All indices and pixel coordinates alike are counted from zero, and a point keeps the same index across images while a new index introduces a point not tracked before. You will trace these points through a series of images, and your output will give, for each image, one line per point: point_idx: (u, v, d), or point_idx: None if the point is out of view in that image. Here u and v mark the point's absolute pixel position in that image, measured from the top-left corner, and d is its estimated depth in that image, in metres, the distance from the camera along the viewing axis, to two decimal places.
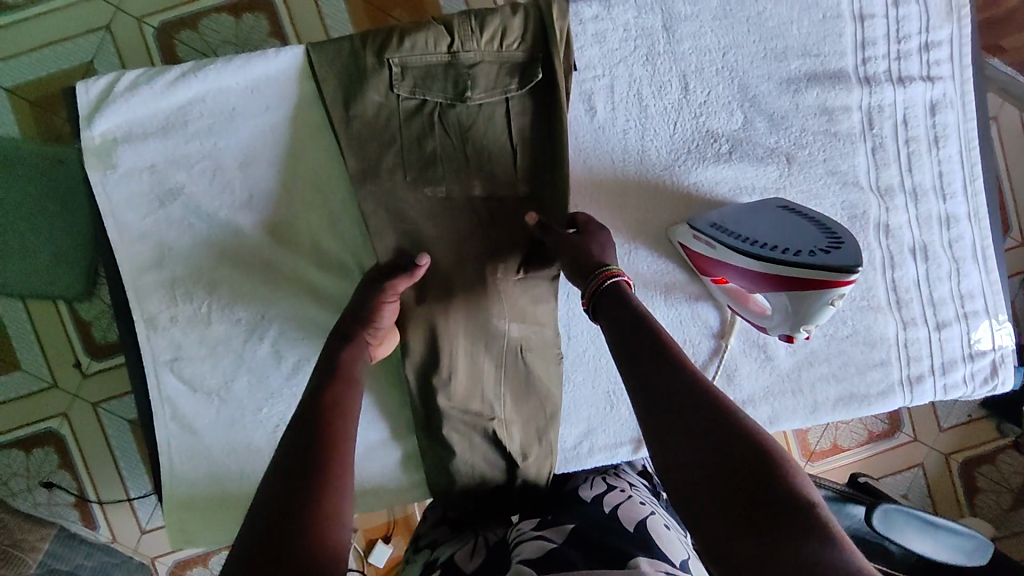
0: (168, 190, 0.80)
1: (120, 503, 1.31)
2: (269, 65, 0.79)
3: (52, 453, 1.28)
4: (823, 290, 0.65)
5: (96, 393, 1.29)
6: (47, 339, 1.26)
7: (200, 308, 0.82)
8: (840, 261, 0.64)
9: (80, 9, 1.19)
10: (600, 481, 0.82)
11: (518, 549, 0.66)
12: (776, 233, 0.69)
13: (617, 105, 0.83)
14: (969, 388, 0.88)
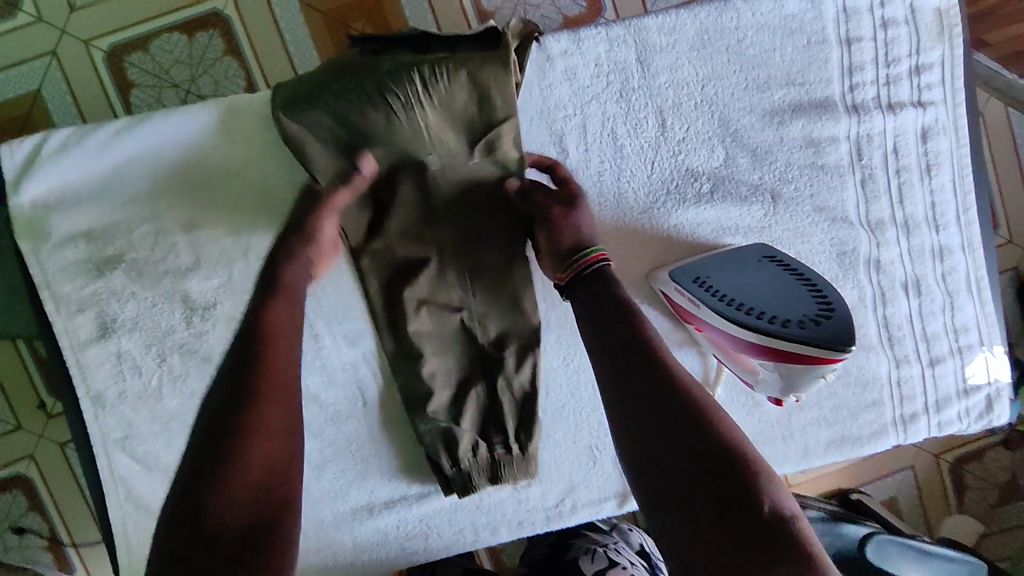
0: (108, 258, 0.74)
1: (96, 545, 1.25)
2: (209, 120, 0.72)
3: (20, 496, 1.22)
4: (814, 365, 0.64)
5: (63, 432, 1.22)
6: (8, 382, 1.20)
7: (149, 381, 0.76)
8: (829, 339, 0.63)
9: (17, 33, 1.10)
10: (602, 555, 0.82)
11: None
12: (762, 293, 0.68)
13: (590, 146, 0.78)
14: (964, 424, 0.85)
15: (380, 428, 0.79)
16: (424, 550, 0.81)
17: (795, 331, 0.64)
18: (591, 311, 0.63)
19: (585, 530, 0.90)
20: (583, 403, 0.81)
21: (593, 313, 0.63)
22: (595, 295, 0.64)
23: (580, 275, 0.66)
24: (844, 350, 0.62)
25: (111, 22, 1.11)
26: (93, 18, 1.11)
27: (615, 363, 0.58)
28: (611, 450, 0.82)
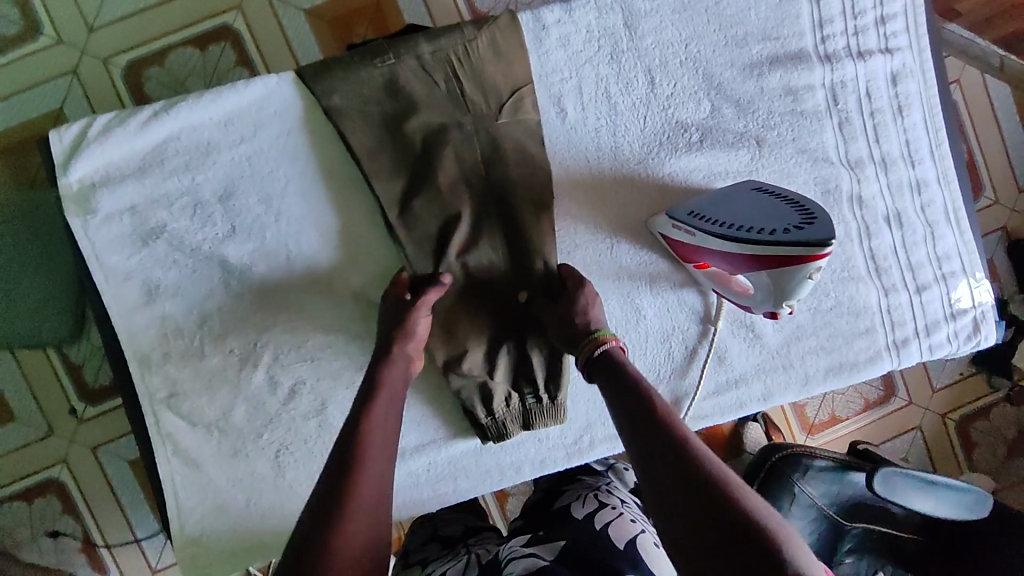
0: (151, 229, 0.80)
1: (129, 544, 1.30)
2: (239, 98, 0.80)
3: (54, 500, 1.27)
4: (800, 265, 0.64)
5: (94, 436, 1.28)
6: (40, 388, 1.26)
7: (192, 343, 0.82)
8: (807, 237, 0.63)
9: (43, 56, 1.19)
10: (592, 499, 0.87)
11: (510, 566, 0.76)
12: (751, 211, 0.70)
13: (587, 105, 0.85)
14: (954, 346, 0.90)
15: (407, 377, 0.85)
16: (453, 492, 0.87)
17: (776, 235, 0.65)
18: (608, 390, 0.69)
19: (581, 474, 0.96)
20: None
21: (608, 390, 0.68)
22: (609, 370, 0.71)
23: (590, 356, 0.73)
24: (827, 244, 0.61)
25: (129, 40, 1.20)
26: (112, 38, 1.19)
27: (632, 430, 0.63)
28: None
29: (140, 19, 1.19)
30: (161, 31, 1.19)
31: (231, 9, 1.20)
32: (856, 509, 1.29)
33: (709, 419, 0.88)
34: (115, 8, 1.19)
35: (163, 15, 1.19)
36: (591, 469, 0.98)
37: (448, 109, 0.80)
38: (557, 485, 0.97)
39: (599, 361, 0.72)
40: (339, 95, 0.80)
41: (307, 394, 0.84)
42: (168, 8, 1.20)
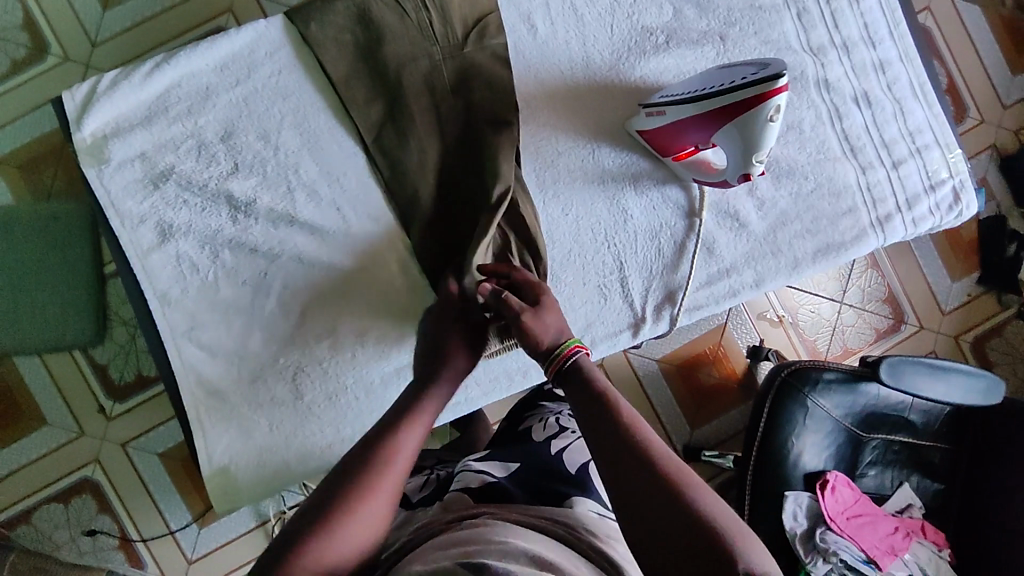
0: (161, 172, 0.86)
1: (163, 537, 1.32)
2: (232, 43, 0.86)
3: (89, 500, 1.31)
4: (759, 106, 0.68)
5: (123, 433, 1.32)
6: (68, 388, 1.31)
7: (207, 278, 0.87)
8: (762, 74, 0.67)
9: (52, 74, 1.29)
10: (553, 422, 0.91)
11: (460, 478, 0.80)
12: (722, 74, 0.73)
13: (555, 20, 0.90)
14: (938, 218, 0.93)
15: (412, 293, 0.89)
16: (466, 400, 0.89)
17: (735, 83, 0.69)
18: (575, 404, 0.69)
19: (544, 400, 0.99)
20: (586, 247, 0.90)
21: (578, 403, 0.69)
22: (577, 383, 0.70)
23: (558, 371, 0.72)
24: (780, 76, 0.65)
25: (132, 50, 1.31)
26: (114, 51, 1.31)
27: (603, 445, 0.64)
28: (618, 285, 0.90)
29: (141, 29, 1.31)
30: (163, 39, 1.32)
31: (223, 12, 1.34)
32: (872, 419, 1.29)
33: (705, 310, 0.91)
34: (115, 23, 1.31)
35: (163, 22, 1.32)
36: (554, 395, 1.01)
37: (424, 35, 0.87)
38: (520, 411, 1.00)
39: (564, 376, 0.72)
40: (322, 32, 0.87)
41: (318, 316, 0.88)
42: (168, 16, 1.32)
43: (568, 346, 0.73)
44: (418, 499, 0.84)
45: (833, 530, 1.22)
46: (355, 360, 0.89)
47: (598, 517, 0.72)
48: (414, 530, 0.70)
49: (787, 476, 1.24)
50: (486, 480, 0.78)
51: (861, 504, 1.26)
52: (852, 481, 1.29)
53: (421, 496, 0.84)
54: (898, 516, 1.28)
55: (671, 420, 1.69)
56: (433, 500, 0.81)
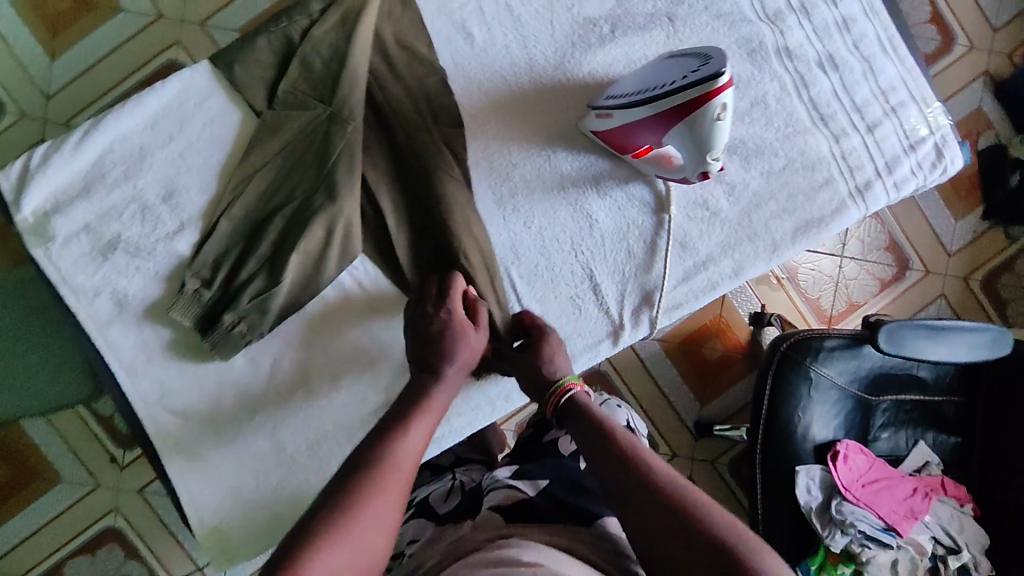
0: (108, 242, 0.83)
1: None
2: (160, 99, 0.83)
3: (114, 548, 1.32)
4: (704, 106, 0.64)
5: (138, 479, 1.33)
6: (77, 443, 1.31)
7: (173, 340, 0.85)
8: (701, 73, 0.63)
9: (9, 134, 1.27)
10: None
11: (491, 495, 0.80)
12: (665, 73, 0.68)
13: (491, 24, 0.85)
14: (922, 178, 0.87)
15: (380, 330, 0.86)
16: (450, 432, 0.87)
17: (676, 84, 0.65)
18: (574, 433, 0.73)
19: None
20: (553, 260, 0.86)
21: (576, 433, 0.73)
22: (573, 414, 0.75)
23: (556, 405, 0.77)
24: (716, 81, 0.62)
25: (85, 98, 1.30)
26: (69, 101, 1.29)
27: (601, 467, 0.67)
28: (591, 294, 0.87)
29: (92, 75, 1.30)
30: (116, 81, 1.30)
31: (171, 45, 1.31)
32: (878, 381, 1.25)
33: (684, 308, 0.87)
34: (65, 72, 1.29)
35: (112, 65, 1.30)
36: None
37: (353, 60, 0.82)
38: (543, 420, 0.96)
39: (564, 410, 0.76)
40: (248, 73, 0.83)
41: (289, 367, 0.86)
42: (117, 58, 1.30)
43: (564, 381, 0.78)
44: (443, 511, 0.84)
45: (848, 499, 1.19)
46: (331, 407, 0.87)
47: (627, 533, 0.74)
48: (446, 550, 0.70)
49: (796, 451, 1.21)
50: (515, 496, 0.77)
51: (875, 470, 1.23)
52: (866, 446, 1.26)
53: (449, 509, 0.84)
54: (916, 476, 1.25)
55: (680, 398, 1.66)
56: (462, 513, 0.81)
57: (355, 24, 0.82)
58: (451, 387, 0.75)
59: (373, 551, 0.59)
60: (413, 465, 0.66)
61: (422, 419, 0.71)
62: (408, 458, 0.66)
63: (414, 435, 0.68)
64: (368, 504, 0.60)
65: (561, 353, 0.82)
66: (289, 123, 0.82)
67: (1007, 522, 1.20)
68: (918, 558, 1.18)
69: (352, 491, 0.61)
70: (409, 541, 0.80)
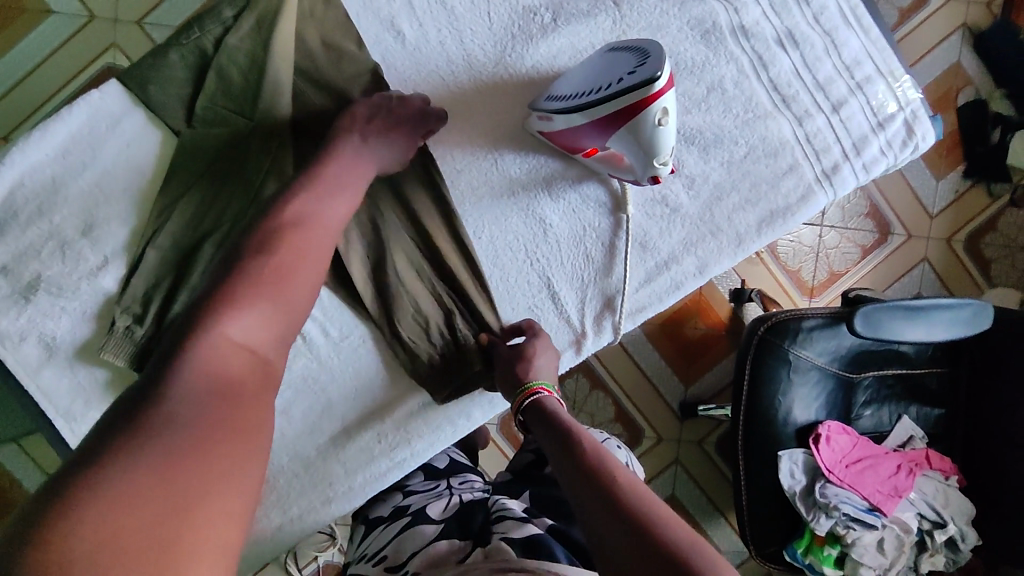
0: (29, 283, 0.78)
1: None
2: (68, 125, 0.77)
3: None
4: (641, 114, 0.60)
5: None
6: (48, 467, 1.28)
7: (111, 380, 0.80)
8: (635, 80, 0.58)
9: None
10: None
11: (501, 525, 0.67)
12: (605, 70, 0.63)
13: (422, 20, 0.79)
14: (892, 157, 0.82)
15: (329, 355, 0.81)
16: (411, 455, 0.83)
17: (611, 88, 0.60)
18: (542, 437, 0.69)
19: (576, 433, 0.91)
20: (507, 269, 0.81)
21: (544, 438, 0.68)
22: (541, 418, 0.71)
23: (525, 408, 0.73)
24: (649, 88, 0.58)
25: (22, 110, 1.22)
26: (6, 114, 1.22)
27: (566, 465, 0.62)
28: (549, 302, 0.82)
29: (25, 86, 1.22)
30: (53, 91, 1.23)
31: (108, 48, 1.23)
32: (860, 359, 1.22)
33: (649, 310, 0.83)
34: None
35: (45, 74, 1.22)
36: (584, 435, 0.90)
37: (272, 69, 0.75)
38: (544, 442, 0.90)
39: (530, 413, 0.72)
40: (163, 92, 0.76)
41: None
42: (51, 65, 1.22)
43: (531, 385, 0.73)
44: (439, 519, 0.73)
45: (832, 482, 1.17)
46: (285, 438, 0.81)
47: None
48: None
49: (779, 435, 1.19)
50: (531, 532, 0.64)
51: (859, 448, 1.21)
52: (849, 425, 1.23)
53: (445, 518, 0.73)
54: (900, 451, 1.23)
55: (662, 379, 1.64)
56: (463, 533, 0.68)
57: (272, 30, 0.75)
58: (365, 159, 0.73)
59: (277, 338, 0.58)
60: (324, 242, 0.67)
61: (326, 195, 0.69)
62: (314, 223, 0.66)
63: (325, 234, 0.67)
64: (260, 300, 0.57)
65: (547, 353, 0.78)
66: (210, 144, 0.76)
67: (994, 495, 1.18)
68: (905, 535, 1.18)
69: (243, 277, 0.58)
70: (408, 556, 0.68)
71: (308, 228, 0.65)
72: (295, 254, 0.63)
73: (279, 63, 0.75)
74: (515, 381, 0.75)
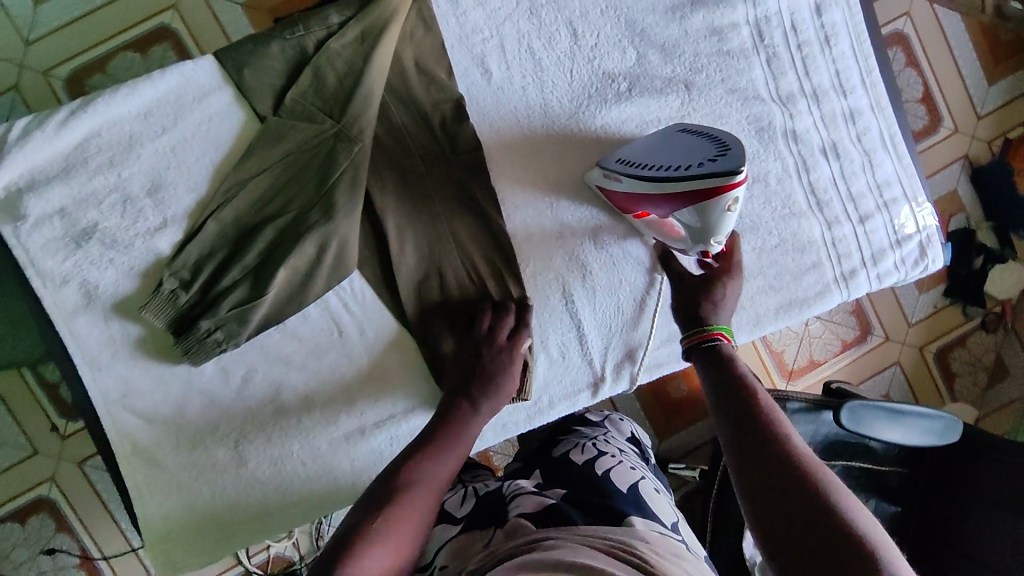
0: (83, 230, 0.80)
1: (125, 554, 1.29)
2: (157, 88, 0.80)
3: (48, 519, 1.26)
4: (716, 198, 0.68)
5: (79, 451, 1.27)
6: (18, 409, 1.24)
7: (143, 338, 0.82)
8: (719, 167, 0.68)
9: None
10: (590, 447, 0.89)
11: (516, 503, 0.75)
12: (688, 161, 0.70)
13: (511, 64, 0.85)
14: (903, 273, 0.91)
15: (360, 352, 0.85)
16: None
17: (692, 170, 0.69)
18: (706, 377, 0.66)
19: (576, 426, 0.97)
20: (544, 305, 0.86)
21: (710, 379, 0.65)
22: (710, 360, 0.67)
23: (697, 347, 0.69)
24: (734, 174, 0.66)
25: (68, 50, 1.17)
26: (51, 48, 1.16)
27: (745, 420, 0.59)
28: (576, 343, 0.87)
29: (80, 26, 1.17)
30: (101, 39, 1.17)
31: (167, 8, 1.19)
32: (835, 446, 1.28)
33: (665, 367, 0.89)
34: (51, 18, 1.16)
35: (104, 19, 1.17)
36: (587, 419, 0.99)
37: (367, 78, 0.79)
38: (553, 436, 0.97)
39: (700, 353, 0.68)
40: (258, 78, 0.80)
41: (261, 380, 0.83)
42: (107, 12, 1.17)
43: (710, 328, 0.69)
44: (463, 515, 0.78)
45: None
46: (301, 426, 0.84)
47: (661, 536, 0.69)
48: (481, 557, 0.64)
49: None
50: (544, 503, 0.73)
51: None
52: None
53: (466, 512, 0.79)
54: None
55: None
56: (482, 519, 0.75)
57: (375, 42, 0.79)
58: (477, 425, 0.74)
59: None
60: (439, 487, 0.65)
61: (449, 453, 0.69)
62: (437, 475, 0.65)
63: (441, 471, 0.66)
64: (385, 540, 0.57)
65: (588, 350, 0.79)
66: (291, 136, 0.79)
67: None
68: None
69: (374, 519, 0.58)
70: (433, 554, 0.73)
71: (429, 481, 0.65)
72: (417, 498, 0.62)
73: (375, 75, 0.79)
74: (695, 317, 0.71)
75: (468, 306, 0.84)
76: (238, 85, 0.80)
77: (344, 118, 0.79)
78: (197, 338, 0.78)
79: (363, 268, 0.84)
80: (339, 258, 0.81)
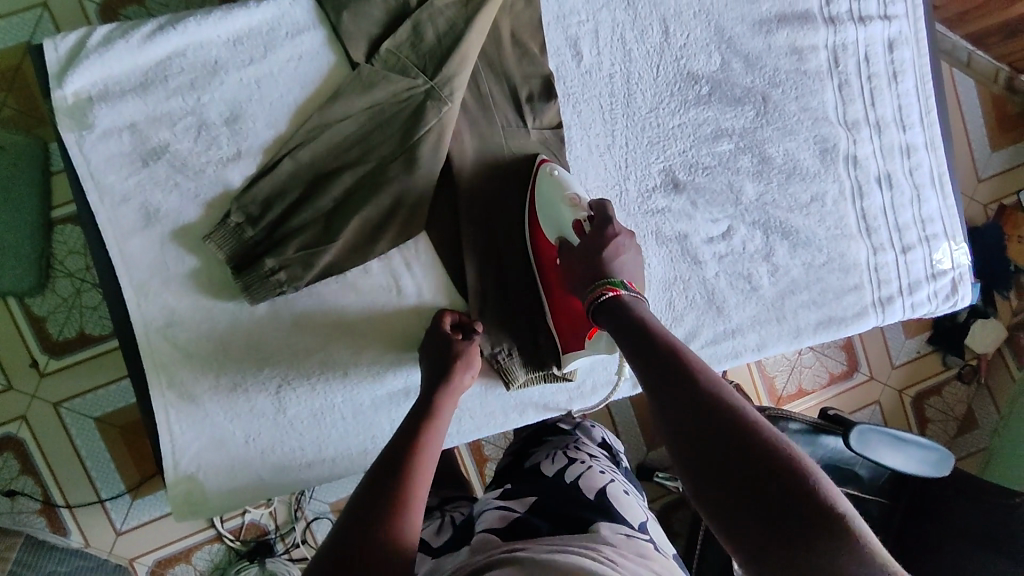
0: (152, 148, 0.77)
1: (92, 506, 1.12)
2: (250, 17, 0.78)
3: (10, 460, 1.09)
4: None
5: (58, 391, 1.10)
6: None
7: (196, 270, 0.79)
8: None
9: None
10: (561, 456, 0.81)
11: (483, 520, 0.70)
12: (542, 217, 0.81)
13: (602, 50, 0.86)
14: (934, 305, 0.95)
15: (414, 313, 0.85)
16: (457, 433, 0.87)
17: None
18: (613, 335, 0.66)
19: (548, 435, 0.88)
20: None
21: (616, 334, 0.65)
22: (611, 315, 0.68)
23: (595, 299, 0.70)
24: None
25: None
26: None
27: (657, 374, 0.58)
28: None
29: None
30: None
31: None
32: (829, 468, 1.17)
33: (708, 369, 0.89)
34: None
35: None
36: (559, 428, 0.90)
37: (468, 39, 0.79)
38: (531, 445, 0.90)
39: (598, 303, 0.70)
40: (356, 23, 0.79)
41: (311, 328, 0.82)
42: None
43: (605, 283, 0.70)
44: (439, 544, 0.73)
45: None
46: (346, 379, 0.83)
47: (626, 537, 0.63)
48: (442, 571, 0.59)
49: None
50: (510, 517, 0.68)
51: None
52: None
53: (442, 542, 0.74)
54: None
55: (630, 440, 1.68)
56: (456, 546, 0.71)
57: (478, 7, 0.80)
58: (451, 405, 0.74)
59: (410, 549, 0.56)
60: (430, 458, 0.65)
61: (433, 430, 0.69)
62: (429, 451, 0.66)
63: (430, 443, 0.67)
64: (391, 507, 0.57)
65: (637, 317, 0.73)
66: (381, 85, 0.78)
67: None
68: None
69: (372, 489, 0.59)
70: None
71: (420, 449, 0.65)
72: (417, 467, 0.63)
73: (474, 39, 0.79)
74: (595, 265, 0.72)
75: (526, 281, 0.85)
76: (334, 29, 0.80)
77: (438, 76, 0.79)
78: (260, 276, 0.76)
79: (429, 228, 0.84)
80: (411, 216, 0.81)
